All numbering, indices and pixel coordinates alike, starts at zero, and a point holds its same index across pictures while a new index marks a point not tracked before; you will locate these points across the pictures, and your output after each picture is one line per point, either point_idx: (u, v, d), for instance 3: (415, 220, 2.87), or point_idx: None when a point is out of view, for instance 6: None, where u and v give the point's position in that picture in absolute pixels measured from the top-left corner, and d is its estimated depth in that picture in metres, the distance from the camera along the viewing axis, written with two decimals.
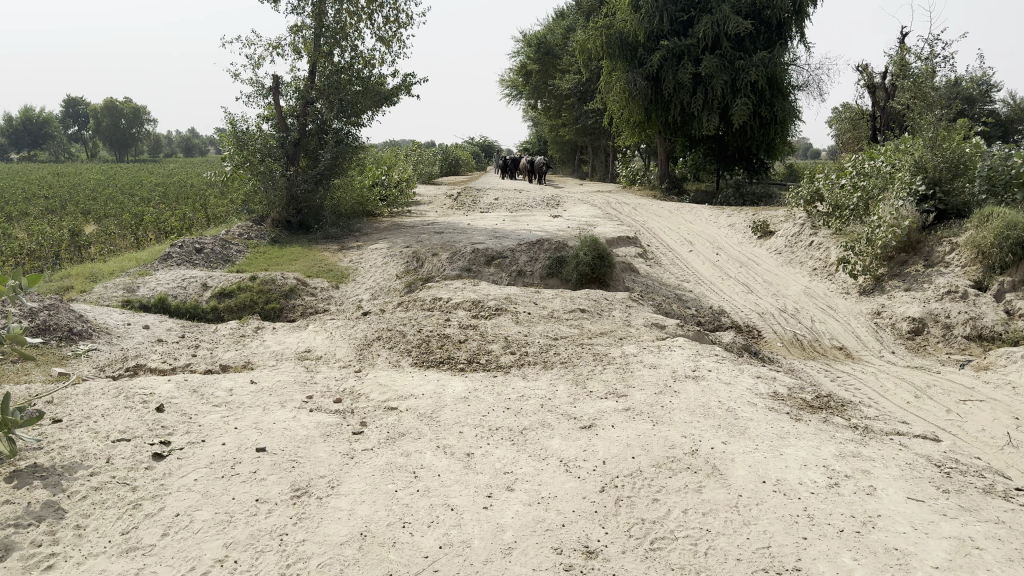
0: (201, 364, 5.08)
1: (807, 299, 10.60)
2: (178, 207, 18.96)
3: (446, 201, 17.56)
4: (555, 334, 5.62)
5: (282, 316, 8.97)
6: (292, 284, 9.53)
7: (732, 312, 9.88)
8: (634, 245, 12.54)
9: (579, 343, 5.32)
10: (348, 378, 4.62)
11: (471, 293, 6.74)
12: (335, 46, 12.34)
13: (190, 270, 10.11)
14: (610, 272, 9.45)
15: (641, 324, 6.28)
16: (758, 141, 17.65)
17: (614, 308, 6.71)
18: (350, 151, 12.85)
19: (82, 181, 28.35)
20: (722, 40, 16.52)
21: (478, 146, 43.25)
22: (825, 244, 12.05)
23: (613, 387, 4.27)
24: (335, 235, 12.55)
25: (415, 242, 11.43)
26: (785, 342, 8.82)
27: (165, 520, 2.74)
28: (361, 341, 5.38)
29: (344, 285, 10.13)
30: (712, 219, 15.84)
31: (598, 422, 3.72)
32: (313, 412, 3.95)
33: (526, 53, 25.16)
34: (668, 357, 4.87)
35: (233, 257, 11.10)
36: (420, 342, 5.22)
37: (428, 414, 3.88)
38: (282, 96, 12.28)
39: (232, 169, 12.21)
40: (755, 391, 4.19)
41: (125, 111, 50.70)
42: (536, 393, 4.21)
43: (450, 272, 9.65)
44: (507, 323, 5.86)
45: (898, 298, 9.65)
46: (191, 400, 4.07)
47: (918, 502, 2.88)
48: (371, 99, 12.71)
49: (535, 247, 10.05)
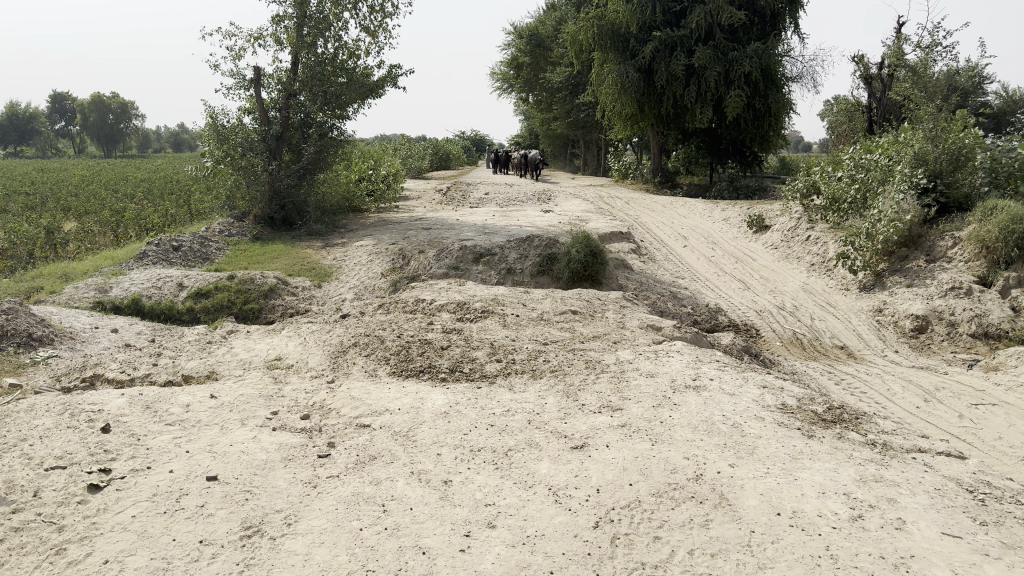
0: (161, 376, 4.69)
1: (806, 296, 10.26)
2: (161, 202, 18.52)
3: (435, 196, 17.14)
4: (545, 338, 5.26)
5: (261, 317, 8.57)
6: (272, 284, 9.12)
7: (730, 310, 9.53)
8: (628, 241, 12.18)
9: (570, 348, 4.96)
10: (319, 390, 4.25)
11: (456, 294, 6.37)
12: (318, 36, 11.91)
13: (166, 269, 9.70)
14: (603, 270, 9.10)
15: (636, 326, 5.93)
16: (752, 134, 17.30)
17: (608, 309, 6.36)
18: (335, 146, 12.45)
19: (67, 176, 27.80)
20: (716, 31, 16.18)
21: (470, 141, 42.82)
22: (823, 239, 11.71)
23: (607, 399, 3.91)
24: (320, 232, 12.15)
25: (400, 239, 11.06)
26: (784, 342, 8.49)
27: (90, 569, 2.38)
28: (336, 348, 5.00)
29: (327, 284, 9.73)
30: (706, 214, 15.50)
31: (591, 440, 3.36)
32: (276, 431, 3.58)
33: (517, 45, 24.76)
34: (666, 364, 4.52)
35: (212, 255, 10.68)
36: (400, 349, 4.85)
37: (403, 432, 3.51)
38: (263, 88, 11.83)
39: (212, 165, 11.80)
40: (761, 403, 3.84)
41: (114, 106, 49.86)
42: (523, 406, 3.84)
43: (437, 270, 9.28)
44: (493, 326, 5.49)
45: (900, 294, 9.33)
46: (142, 418, 3.69)
47: (956, 538, 2.53)
48: (355, 90, 12.36)
49: (525, 244, 9.68)
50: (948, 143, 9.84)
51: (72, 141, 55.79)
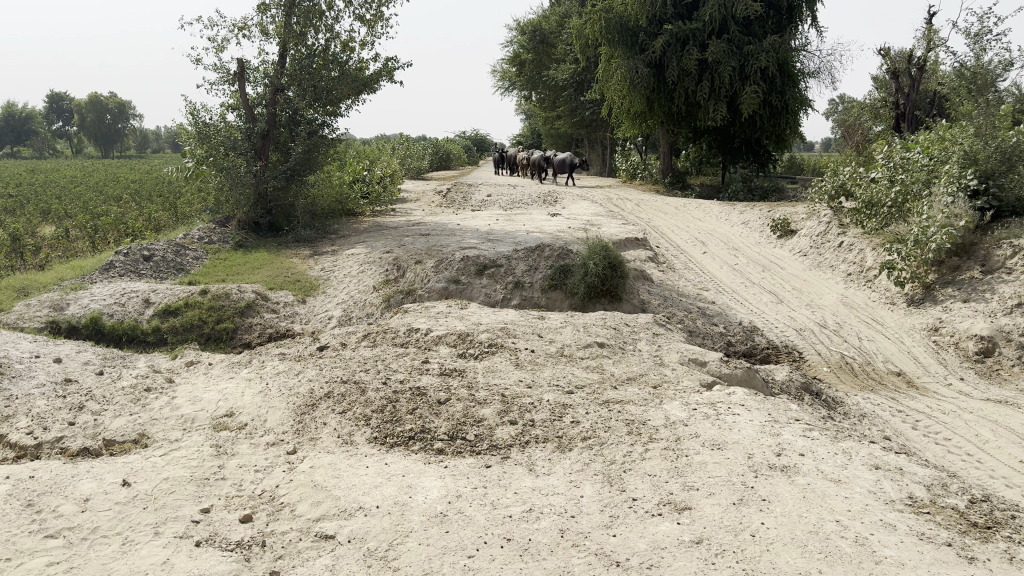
0: (78, 443, 3.61)
1: (847, 311, 9.16)
2: (145, 206, 17.46)
3: (434, 198, 16.08)
4: (568, 384, 4.19)
5: (235, 339, 7.51)
6: (249, 299, 8.05)
7: (766, 329, 8.42)
8: (645, 248, 11.09)
9: (604, 400, 3.88)
10: (274, 470, 3.17)
11: (457, 321, 5.29)
12: (308, 26, 10.85)
13: (132, 283, 8.62)
14: (623, 284, 8.02)
15: (677, 362, 4.86)
16: (768, 132, 16.22)
17: (639, 340, 5.28)
18: (325, 145, 11.39)
19: (55, 177, 26.75)
20: (731, 24, 15.10)
21: (471, 141, 41.66)
22: (859, 245, 10.62)
23: (666, 490, 2.82)
24: (308, 238, 11.05)
25: (395, 247, 9.98)
26: (832, 367, 7.42)
27: None
28: (304, 399, 3.90)
29: (313, 299, 8.64)
30: (724, 216, 14.42)
31: (655, 572, 2.29)
32: (198, 550, 2.51)
33: (520, 42, 23.69)
34: (735, 427, 3.44)
35: (188, 266, 9.56)
36: (384, 404, 3.73)
37: (380, 553, 2.44)
38: (247, 82, 10.76)
39: (193, 166, 10.72)
40: (882, 499, 2.79)
41: (111, 106, 48.79)
42: (551, 501, 2.75)
43: (436, 283, 8.20)
44: (503, 366, 4.41)
45: (956, 310, 8.23)
46: (12, 526, 2.62)
47: None
48: (348, 85, 11.30)
49: (534, 255, 8.59)
50: (1001, 140, 8.84)
51: (69, 141, 54.66)
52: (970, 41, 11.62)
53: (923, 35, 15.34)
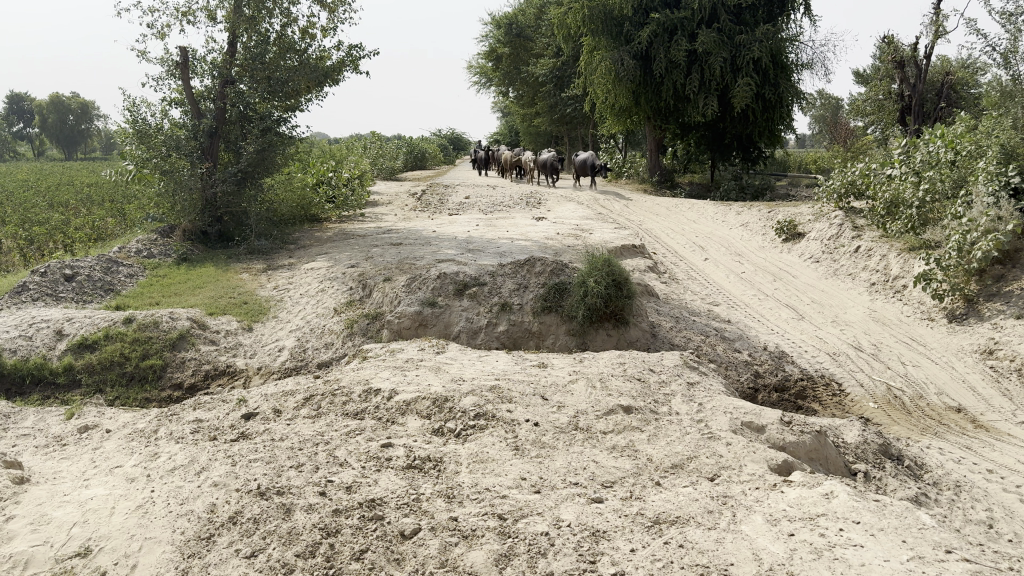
0: None
1: (880, 329, 7.88)
2: (93, 213, 15.80)
3: (408, 201, 14.70)
4: (591, 483, 2.90)
5: (164, 380, 6.03)
6: (183, 328, 6.54)
7: (796, 354, 7.18)
8: (644, 256, 9.83)
9: (649, 520, 2.59)
10: None
11: (432, 376, 3.97)
12: (260, 9, 9.42)
13: (45, 309, 7.07)
14: (629, 304, 6.71)
15: (728, 430, 3.58)
16: (762, 128, 14.98)
17: (673, 395, 4.01)
18: (281, 145, 9.97)
19: (5, 181, 24.92)
20: (721, 12, 13.87)
21: (447, 140, 40.21)
22: (880, 250, 9.39)
23: None
24: (264, 249, 9.61)
25: (362, 259, 8.63)
26: (880, 403, 6.15)
27: None
28: (200, 530, 2.56)
29: (262, 324, 7.20)
30: (720, 218, 13.19)
31: None
32: None
33: (496, 36, 22.38)
34: None
35: (120, 285, 8.06)
36: (319, 540, 2.42)
37: None
38: (192, 74, 9.32)
39: (134, 170, 9.28)
40: None
41: (74, 107, 46.49)
42: None
43: (407, 307, 6.85)
44: (497, 454, 3.10)
45: (1011, 328, 6.94)
46: None
47: None
48: (307, 76, 9.85)
49: (523, 270, 7.28)
50: None
51: (30, 144, 52.42)
52: (1001, 22, 10.50)
53: (930, 23, 14.34)
